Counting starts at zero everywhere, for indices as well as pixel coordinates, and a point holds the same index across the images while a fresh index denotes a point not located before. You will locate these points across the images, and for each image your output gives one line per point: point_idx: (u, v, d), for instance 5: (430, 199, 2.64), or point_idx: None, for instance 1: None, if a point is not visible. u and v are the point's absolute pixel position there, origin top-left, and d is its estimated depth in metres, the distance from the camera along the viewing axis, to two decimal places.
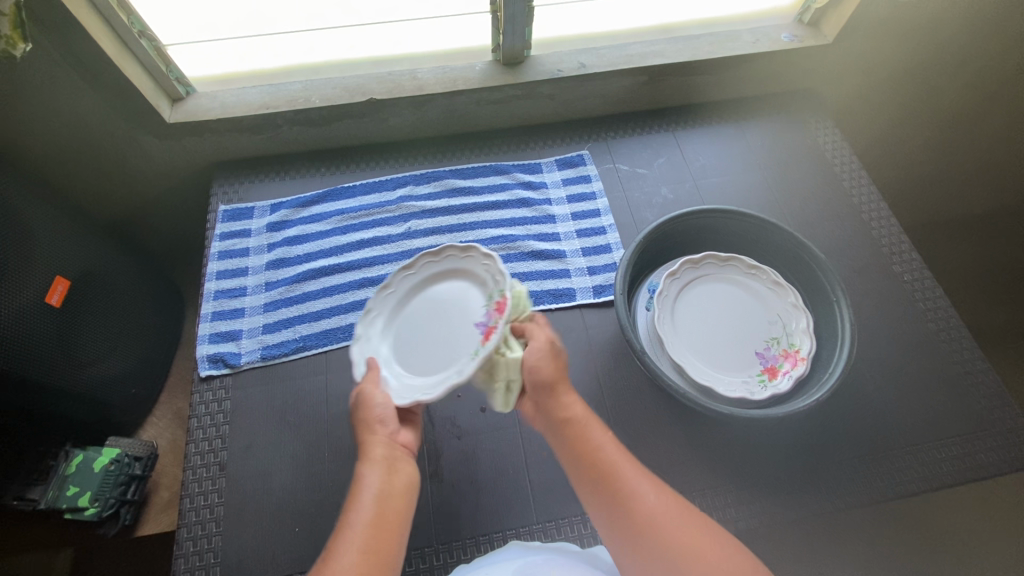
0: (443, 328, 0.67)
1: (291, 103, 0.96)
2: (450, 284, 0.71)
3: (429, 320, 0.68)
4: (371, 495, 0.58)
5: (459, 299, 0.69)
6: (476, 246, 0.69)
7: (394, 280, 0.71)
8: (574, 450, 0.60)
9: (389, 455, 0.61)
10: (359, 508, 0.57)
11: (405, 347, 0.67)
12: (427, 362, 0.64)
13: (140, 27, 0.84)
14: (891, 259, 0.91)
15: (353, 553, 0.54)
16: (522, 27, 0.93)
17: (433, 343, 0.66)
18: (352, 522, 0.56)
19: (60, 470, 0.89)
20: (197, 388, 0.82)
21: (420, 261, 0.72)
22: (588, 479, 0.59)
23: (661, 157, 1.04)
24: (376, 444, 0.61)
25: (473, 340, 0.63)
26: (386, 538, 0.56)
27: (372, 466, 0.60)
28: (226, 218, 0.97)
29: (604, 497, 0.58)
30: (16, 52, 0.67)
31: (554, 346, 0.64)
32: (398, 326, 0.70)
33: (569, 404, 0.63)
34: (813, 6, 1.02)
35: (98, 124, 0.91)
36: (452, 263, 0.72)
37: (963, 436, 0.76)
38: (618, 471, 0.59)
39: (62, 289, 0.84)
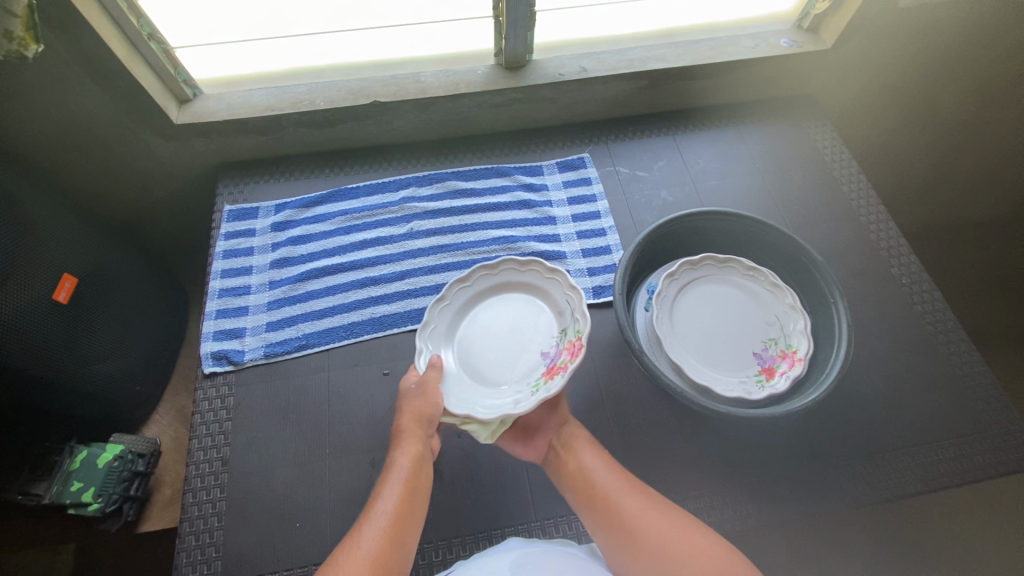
0: (509, 342, 0.73)
1: (297, 105, 0.97)
2: (526, 299, 0.76)
3: (498, 329, 0.74)
4: (404, 487, 0.61)
5: (532, 315, 0.75)
6: (564, 274, 0.73)
7: (473, 276, 0.76)
8: (567, 470, 0.66)
9: (423, 456, 0.64)
10: (391, 498, 0.60)
11: (472, 349, 0.73)
12: (488, 372, 0.71)
13: (150, 29, 0.86)
14: (889, 262, 0.92)
15: (378, 541, 0.55)
16: (524, 31, 0.95)
17: (498, 355, 0.72)
18: (381, 509, 0.58)
19: (64, 466, 0.89)
20: (201, 385, 0.83)
21: (502, 266, 0.77)
22: (579, 495, 0.64)
23: (661, 160, 1.05)
24: (414, 442, 0.65)
25: (536, 370, 0.70)
26: (406, 531, 0.58)
27: (408, 461, 0.63)
28: (231, 218, 0.98)
29: (594, 509, 0.62)
30: (28, 52, 0.68)
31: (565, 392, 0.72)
32: (466, 322, 0.75)
33: (569, 434, 0.69)
34: (811, 12, 1.03)
35: (105, 125, 0.92)
36: (531, 278, 0.77)
37: (961, 438, 0.77)
38: (602, 487, 0.63)
39: (70, 286, 0.85)
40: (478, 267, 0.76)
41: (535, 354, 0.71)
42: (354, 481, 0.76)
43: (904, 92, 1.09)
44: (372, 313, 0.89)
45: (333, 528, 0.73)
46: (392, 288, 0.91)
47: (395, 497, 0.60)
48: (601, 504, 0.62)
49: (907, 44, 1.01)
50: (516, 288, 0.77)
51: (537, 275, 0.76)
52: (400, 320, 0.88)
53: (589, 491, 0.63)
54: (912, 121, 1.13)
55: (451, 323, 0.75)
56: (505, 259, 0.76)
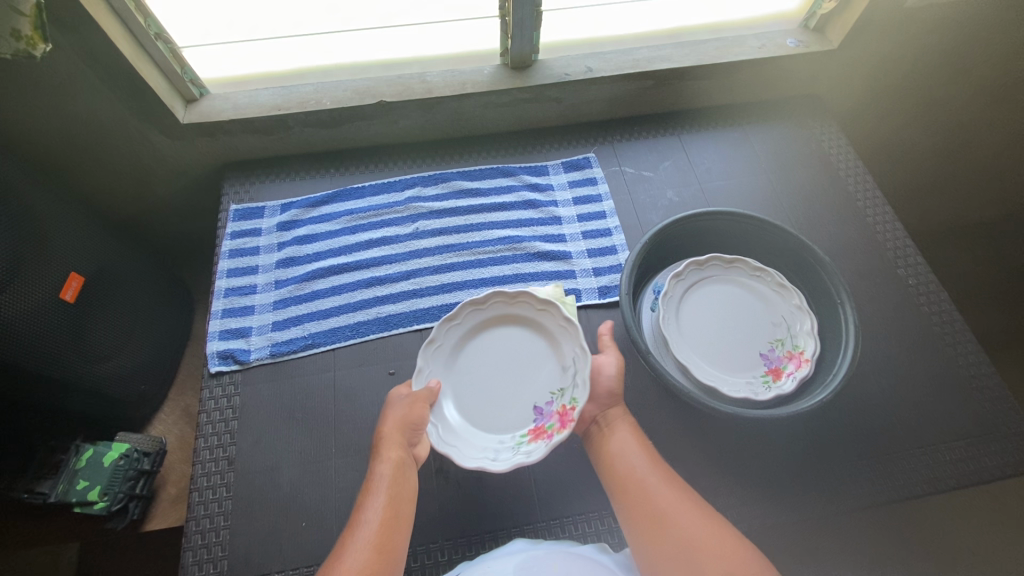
0: (508, 380, 0.73)
1: (303, 105, 0.97)
2: (535, 336, 0.76)
3: (501, 364, 0.74)
4: (388, 496, 0.60)
5: (535, 358, 0.74)
6: (579, 330, 0.72)
7: (488, 305, 0.76)
8: (605, 448, 0.66)
9: (405, 462, 0.64)
10: (375, 507, 0.59)
11: (470, 378, 0.74)
12: (479, 408, 0.72)
13: (157, 29, 0.86)
14: (896, 263, 0.92)
15: (364, 552, 0.55)
16: (530, 31, 0.95)
17: (493, 393, 0.73)
18: (366, 520, 0.58)
19: (71, 464, 0.90)
20: (206, 384, 0.83)
21: (520, 302, 0.76)
22: (614, 476, 0.64)
23: (667, 160, 1.05)
24: (395, 448, 0.64)
25: (523, 425, 0.71)
26: (394, 539, 0.58)
27: (390, 470, 0.62)
28: (237, 218, 0.98)
29: (625, 491, 0.62)
30: (36, 52, 0.68)
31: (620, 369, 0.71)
32: (472, 347, 0.75)
33: (612, 411, 0.69)
34: (818, 12, 1.02)
35: (112, 124, 0.92)
36: (546, 321, 0.75)
37: (968, 440, 0.77)
38: (637, 472, 0.63)
39: (76, 285, 0.86)
40: (496, 295, 0.75)
41: (527, 404, 0.72)
42: (360, 481, 0.76)
43: (910, 93, 1.09)
44: (378, 312, 0.89)
45: (339, 528, 0.73)
46: (397, 288, 0.91)
47: (378, 506, 0.59)
48: (634, 488, 0.61)
49: (913, 44, 1.01)
50: (530, 322, 0.76)
51: (552, 319, 0.75)
52: (405, 320, 0.88)
53: (623, 472, 0.63)
54: (918, 122, 1.13)
55: (457, 344, 0.75)
56: (525, 293, 0.75)
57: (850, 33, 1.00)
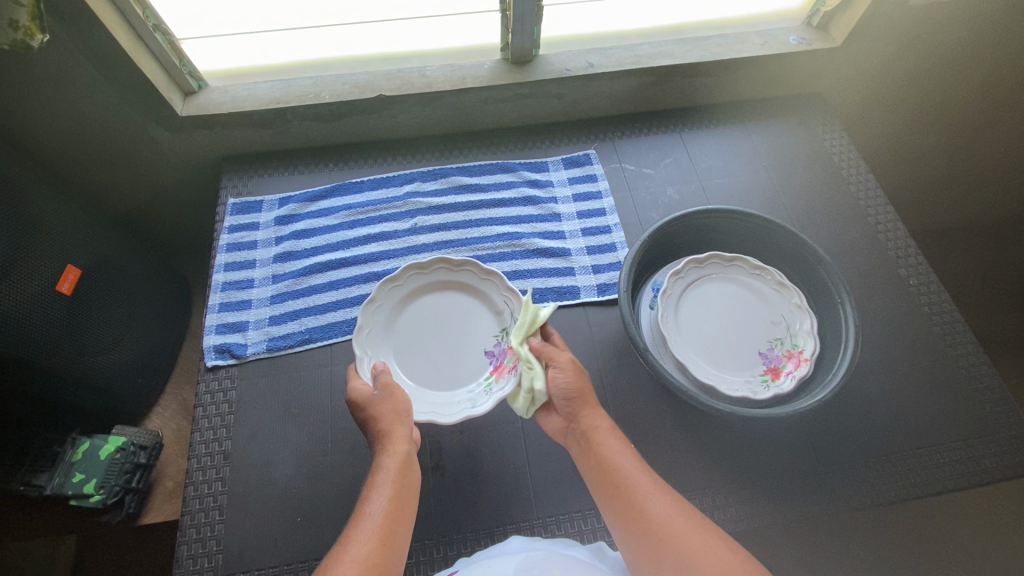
0: (449, 341, 0.76)
1: (301, 98, 0.96)
2: (463, 296, 0.79)
3: (438, 327, 0.77)
4: (393, 488, 0.59)
5: (470, 315, 0.78)
6: (498, 275, 0.77)
7: (406, 276, 0.78)
8: (590, 459, 0.62)
9: (409, 456, 0.63)
10: (380, 499, 0.58)
11: (411, 350, 0.76)
12: (434, 372, 0.74)
13: (155, 21, 0.85)
14: (897, 263, 0.91)
15: (369, 542, 0.54)
16: (531, 26, 0.94)
17: (443, 355, 0.75)
18: (370, 511, 0.57)
19: (67, 456, 0.90)
20: (202, 378, 0.83)
21: (435, 266, 0.79)
22: (604, 488, 0.60)
23: (668, 157, 1.04)
24: (398, 441, 0.63)
25: (483, 369, 0.74)
26: (398, 531, 0.56)
27: (394, 462, 0.61)
28: (235, 211, 0.98)
29: (616, 505, 0.58)
30: (33, 43, 0.68)
31: (576, 366, 0.68)
32: (405, 322, 0.77)
33: (589, 416, 0.65)
34: (821, 9, 1.01)
35: (111, 117, 0.92)
36: (467, 279, 0.79)
37: (968, 441, 0.76)
38: (627, 482, 0.59)
39: (73, 278, 0.85)
40: (408, 267, 0.77)
41: (479, 352, 0.75)
42: (355, 477, 0.76)
43: (912, 92, 1.08)
44: None
45: (334, 524, 0.73)
46: None
47: (383, 498, 0.58)
48: (624, 500, 0.58)
49: (917, 43, 1.00)
50: (447, 285, 0.79)
51: (471, 275, 0.79)
52: None
53: (612, 482, 0.59)
54: (919, 120, 1.13)
55: (387, 325, 0.76)
56: (438, 259, 0.78)
57: (854, 31, 0.99)
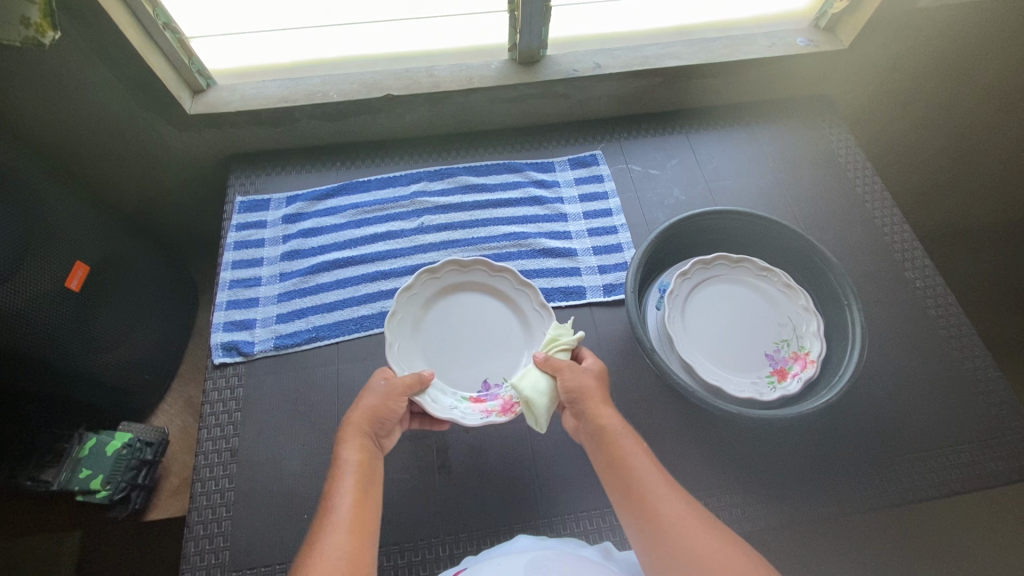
0: (476, 347, 0.77)
1: (309, 96, 0.97)
2: (511, 329, 0.79)
3: (476, 333, 0.78)
4: (359, 481, 0.59)
5: (502, 346, 0.78)
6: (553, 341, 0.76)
7: (496, 275, 0.80)
8: (604, 455, 0.62)
9: (372, 451, 0.63)
10: (346, 491, 0.58)
11: (445, 324, 0.78)
12: (440, 351, 0.77)
13: (165, 19, 0.85)
14: (903, 265, 0.91)
15: (342, 534, 0.54)
16: (539, 27, 0.94)
17: (452, 348, 0.77)
18: (338, 504, 0.56)
19: (72, 452, 0.90)
20: (210, 375, 0.83)
21: (524, 289, 0.79)
22: (616, 485, 0.60)
23: (675, 158, 1.04)
24: (364, 437, 0.63)
25: (469, 388, 0.75)
26: (368, 524, 0.56)
27: (357, 456, 0.61)
28: (243, 209, 0.98)
29: (628, 502, 0.58)
30: (45, 40, 0.68)
31: (579, 370, 0.68)
32: (467, 299, 0.80)
33: (600, 415, 0.64)
34: (829, 11, 1.01)
35: (119, 114, 0.92)
36: (530, 320, 0.79)
37: (974, 444, 0.76)
38: (640, 479, 0.58)
39: (82, 275, 0.86)
40: (508, 270, 0.79)
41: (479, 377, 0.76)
42: None
43: (919, 94, 1.08)
44: (382, 307, 0.89)
45: None
46: (402, 281, 0.91)
47: (350, 491, 0.58)
48: (636, 497, 0.57)
49: (925, 45, 1.00)
50: (523, 307, 0.80)
51: (537, 320, 0.78)
52: None
53: (625, 481, 0.59)
54: (924, 121, 1.13)
55: (445, 290, 0.80)
56: (532, 286, 0.79)
57: (862, 32, 0.98)
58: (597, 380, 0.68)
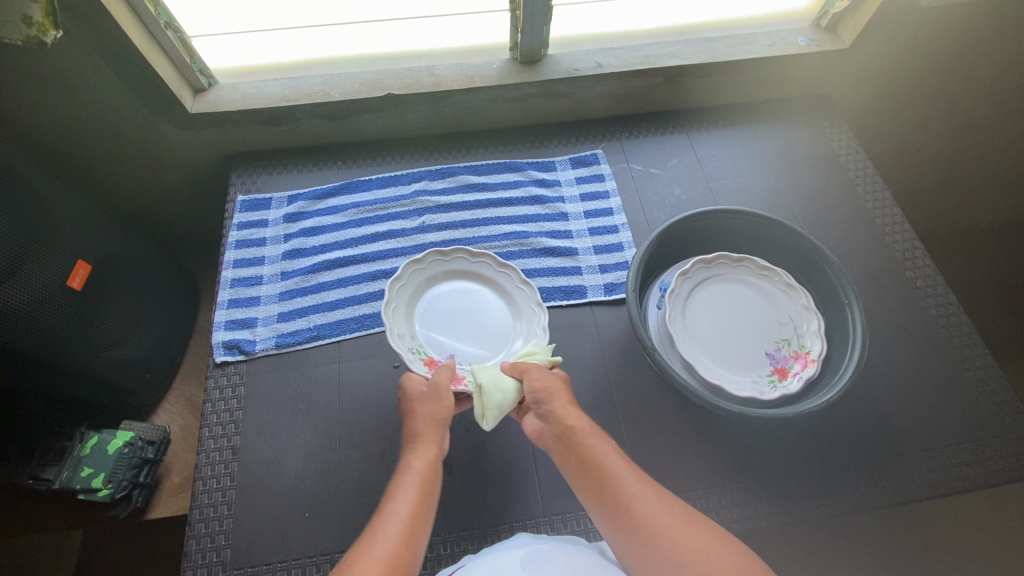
0: (464, 335, 0.78)
1: (311, 96, 0.97)
2: (499, 343, 0.78)
3: (474, 326, 0.78)
4: (417, 489, 0.59)
5: (482, 349, 0.77)
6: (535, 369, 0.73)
7: (524, 291, 0.80)
8: (573, 456, 0.61)
9: (435, 459, 0.63)
10: (406, 497, 0.58)
11: (455, 300, 0.80)
12: (436, 315, 0.78)
13: (167, 18, 0.85)
14: (904, 265, 0.91)
15: (391, 541, 0.53)
16: (540, 26, 0.94)
17: (439, 317, 0.78)
18: (395, 511, 0.56)
19: (75, 451, 0.90)
20: (211, 374, 0.83)
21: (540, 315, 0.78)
22: (587, 485, 0.60)
23: (675, 157, 1.04)
24: (427, 444, 0.64)
25: (431, 353, 0.75)
26: (420, 535, 0.55)
27: (421, 463, 0.62)
28: (244, 209, 0.98)
29: (602, 501, 0.58)
30: (47, 39, 0.68)
31: (541, 372, 0.68)
32: (490, 296, 0.81)
33: (567, 415, 0.64)
34: (830, 10, 1.01)
35: (121, 114, 0.93)
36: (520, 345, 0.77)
37: (974, 443, 0.76)
38: (613, 477, 0.59)
39: (84, 273, 0.86)
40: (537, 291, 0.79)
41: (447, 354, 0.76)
42: (363, 473, 0.76)
43: (920, 94, 1.08)
44: (383, 306, 0.89)
45: (341, 520, 0.73)
46: None
47: (409, 498, 0.58)
48: (610, 496, 0.58)
49: (926, 44, 1.00)
50: (531, 329, 0.78)
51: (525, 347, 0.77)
52: None
53: (598, 481, 0.59)
54: (926, 121, 1.13)
55: (474, 274, 0.81)
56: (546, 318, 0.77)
57: (863, 31, 0.98)
58: (558, 381, 0.69)
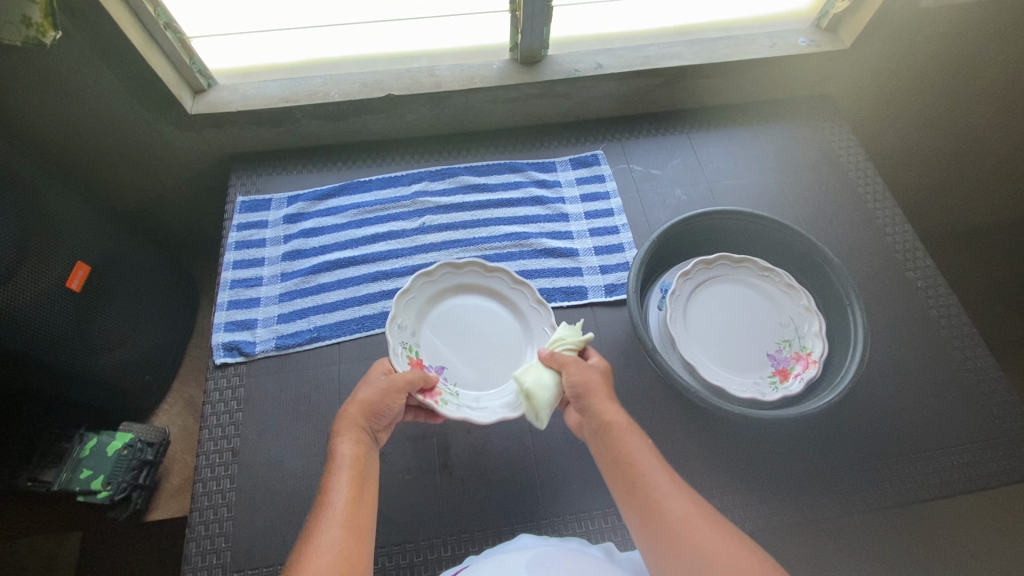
0: (467, 352, 0.77)
1: (311, 97, 0.97)
2: (496, 372, 0.76)
3: (481, 348, 0.77)
4: (351, 477, 0.59)
5: (478, 372, 0.76)
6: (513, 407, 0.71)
7: (539, 327, 0.78)
8: (609, 451, 0.61)
9: (365, 444, 0.63)
10: (340, 487, 0.58)
11: (473, 315, 0.79)
12: (450, 323, 0.79)
13: (166, 19, 0.85)
14: (904, 265, 0.91)
15: (337, 531, 0.54)
16: (540, 27, 0.94)
17: (452, 327, 0.78)
18: (332, 501, 0.57)
19: (74, 453, 0.90)
20: (211, 375, 0.83)
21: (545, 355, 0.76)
22: (620, 480, 0.59)
23: (676, 158, 1.04)
24: (353, 431, 0.63)
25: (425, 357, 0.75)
26: (364, 517, 0.56)
27: (351, 451, 0.61)
28: (243, 209, 0.98)
29: (632, 498, 0.58)
30: (46, 40, 0.68)
31: (582, 365, 0.67)
32: (514, 326, 0.79)
33: (604, 410, 0.64)
34: (831, 11, 1.01)
35: (120, 115, 0.92)
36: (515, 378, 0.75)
37: (975, 444, 0.76)
38: (647, 475, 0.58)
39: (83, 275, 0.86)
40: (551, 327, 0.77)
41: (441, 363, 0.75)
42: None
43: (920, 95, 1.08)
44: (383, 307, 0.88)
45: None
46: (403, 281, 0.91)
47: (344, 486, 0.58)
48: (642, 493, 0.57)
49: (926, 45, 1.00)
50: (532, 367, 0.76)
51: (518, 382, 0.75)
52: None
53: (631, 478, 0.58)
54: (926, 121, 1.13)
55: (500, 298, 0.81)
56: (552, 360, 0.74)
57: (863, 32, 0.98)
58: (601, 375, 0.68)
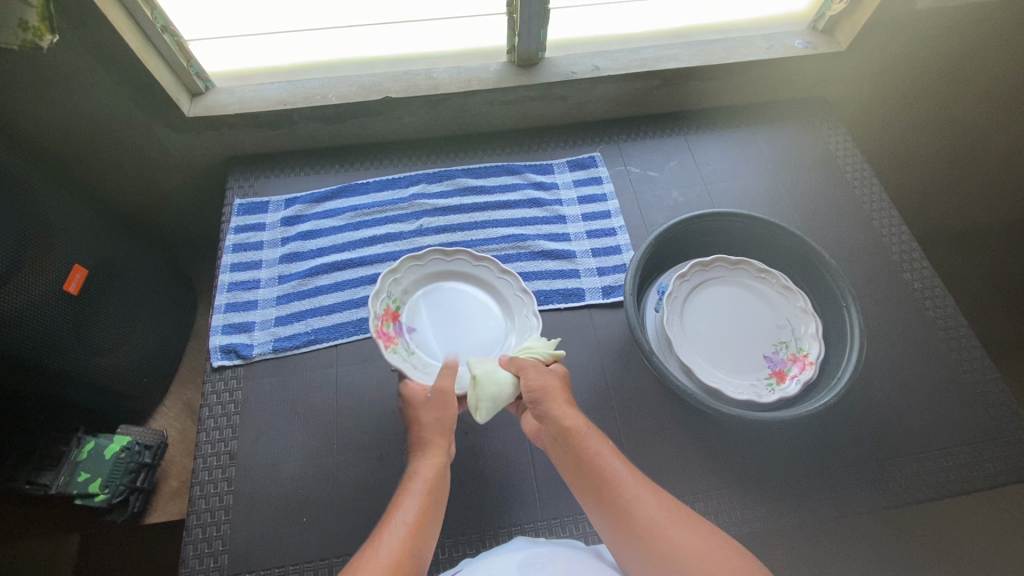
0: (445, 334, 0.78)
1: (308, 100, 0.97)
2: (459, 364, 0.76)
3: (459, 338, 0.78)
4: (425, 498, 0.59)
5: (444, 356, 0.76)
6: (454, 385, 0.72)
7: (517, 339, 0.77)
8: (572, 457, 0.61)
9: (442, 466, 0.63)
10: (411, 506, 0.58)
11: (467, 306, 0.80)
12: (445, 303, 0.79)
13: (164, 22, 0.85)
14: (900, 267, 0.91)
15: (399, 547, 0.53)
16: (537, 29, 0.94)
17: (445, 303, 0.80)
18: (401, 518, 0.56)
19: (72, 456, 0.89)
20: (208, 378, 0.83)
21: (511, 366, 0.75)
22: (587, 485, 0.60)
23: (673, 160, 1.05)
24: (436, 452, 0.64)
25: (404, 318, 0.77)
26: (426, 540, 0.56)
27: (430, 472, 0.62)
28: (242, 212, 0.98)
29: (602, 503, 0.58)
30: (44, 43, 0.68)
31: (540, 370, 0.68)
32: (500, 328, 0.79)
33: (562, 415, 0.64)
34: (826, 13, 1.01)
35: (118, 117, 0.92)
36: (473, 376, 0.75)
37: (972, 445, 0.76)
38: (613, 478, 0.59)
39: (80, 278, 0.86)
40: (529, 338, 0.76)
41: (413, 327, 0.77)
42: (360, 478, 0.76)
43: (916, 96, 1.09)
44: None
45: (340, 524, 0.73)
46: None
47: (415, 505, 0.58)
48: (610, 497, 0.58)
49: (921, 46, 1.00)
50: None
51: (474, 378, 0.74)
52: None
53: (597, 483, 0.59)
54: (922, 123, 1.13)
55: (497, 301, 0.80)
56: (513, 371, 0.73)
57: (859, 35, 0.99)
58: (559, 379, 0.68)
